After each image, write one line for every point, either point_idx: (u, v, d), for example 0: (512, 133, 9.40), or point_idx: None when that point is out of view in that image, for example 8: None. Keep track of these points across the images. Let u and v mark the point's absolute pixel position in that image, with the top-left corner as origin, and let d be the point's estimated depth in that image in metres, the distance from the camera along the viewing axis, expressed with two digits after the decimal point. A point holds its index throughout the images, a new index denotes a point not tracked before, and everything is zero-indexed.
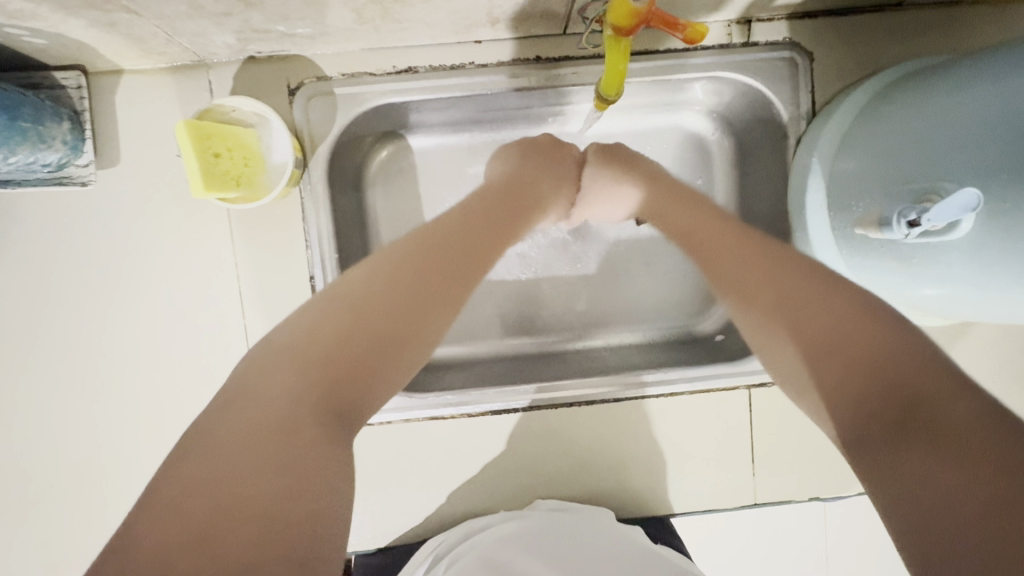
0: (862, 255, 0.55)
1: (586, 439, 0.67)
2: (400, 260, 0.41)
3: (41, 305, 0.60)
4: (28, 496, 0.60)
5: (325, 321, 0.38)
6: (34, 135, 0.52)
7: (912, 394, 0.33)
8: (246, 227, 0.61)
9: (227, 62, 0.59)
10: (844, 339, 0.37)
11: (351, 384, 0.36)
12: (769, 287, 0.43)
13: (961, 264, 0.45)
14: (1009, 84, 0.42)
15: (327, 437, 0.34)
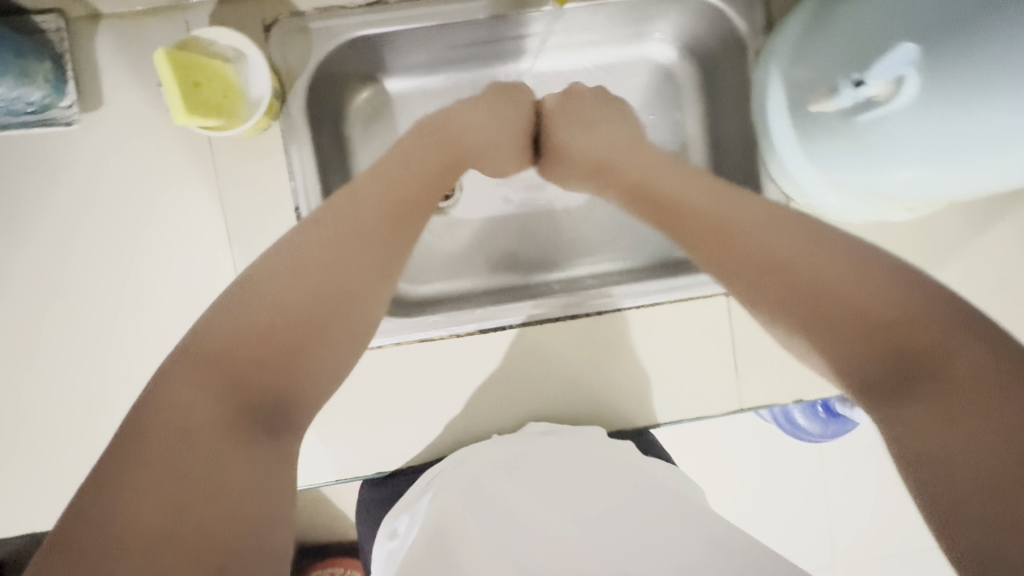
0: (837, 153, 0.58)
1: (572, 357, 0.68)
2: (318, 253, 0.44)
3: (29, 248, 0.61)
4: (23, 438, 0.61)
5: (242, 326, 0.40)
6: (16, 69, 0.53)
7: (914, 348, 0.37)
8: (229, 162, 0.63)
9: (202, 2, 0.61)
10: (857, 307, 0.40)
11: (274, 390, 0.40)
12: (748, 245, 0.46)
13: (930, 138, 0.48)
14: None
15: (252, 436, 0.38)
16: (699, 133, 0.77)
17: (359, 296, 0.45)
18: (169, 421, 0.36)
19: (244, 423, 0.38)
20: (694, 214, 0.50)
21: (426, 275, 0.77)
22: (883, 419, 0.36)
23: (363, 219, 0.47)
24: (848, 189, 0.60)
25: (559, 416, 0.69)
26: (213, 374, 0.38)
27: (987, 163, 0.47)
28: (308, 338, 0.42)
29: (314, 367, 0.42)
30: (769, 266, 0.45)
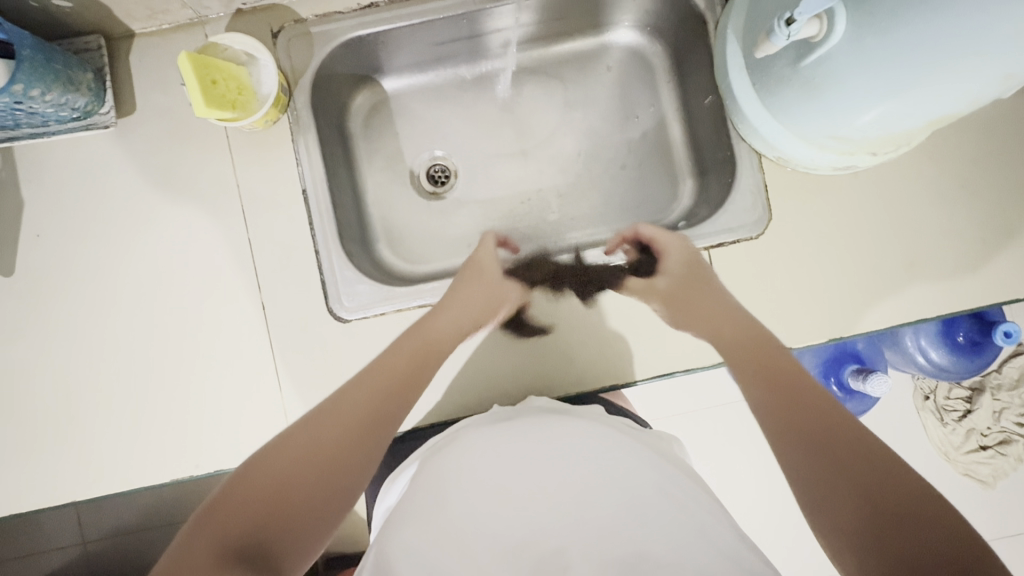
0: (795, 101, 0.61)
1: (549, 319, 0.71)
2: (342, 406, 0.52)
3: (80, 240, 0.70)
4: (71, 410, 0.69)
5: (269, 468, 0.47)
6: (64, 77, 0.62)
7: (942, 546, 0.38)
8: (245, 154, 0.70)
9: (219, 16, 0.70)
10: (879, 472, 0.43)
11: (277, 525, 0.43)
12: (798, 392, 0.51)
13: (874, 65, 0.52)
14: None
15: (242, 561, 0.41)
16: (675, 110, 0.83)
17: (365, 440, 0.50)
18: (195, 546, 0.41)
19: (235, 550, 0.41)
20: (761, 363, 0.56)
21: (427, 255, 0.82)
22: None
23: (381, 371, 0.57)
24: (816, 134, 0.63)
25: (543, 377, 0.72)
26: (228, 512, 0.43)
27: (941, 78, 0.49)
28: (319, 473, 0.47)
29: (314, 505, 0.45)
30: (809, 411, 0.49)
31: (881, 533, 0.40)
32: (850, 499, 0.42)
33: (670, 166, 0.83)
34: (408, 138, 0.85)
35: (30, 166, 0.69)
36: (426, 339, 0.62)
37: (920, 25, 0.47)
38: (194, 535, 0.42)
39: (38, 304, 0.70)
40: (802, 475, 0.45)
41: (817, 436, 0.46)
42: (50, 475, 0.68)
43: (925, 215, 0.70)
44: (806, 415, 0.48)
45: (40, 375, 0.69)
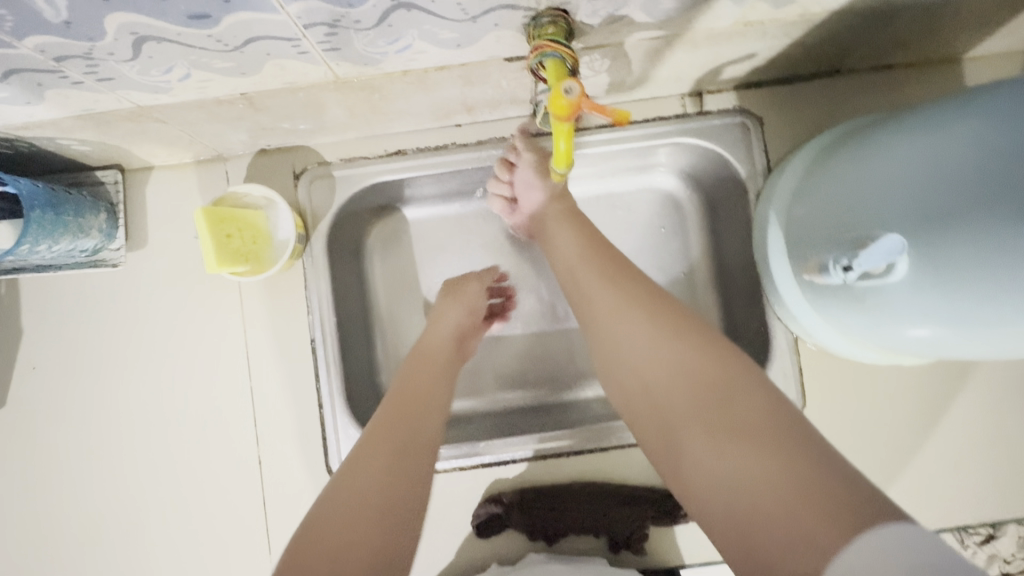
0: (838, 306, 0.57)
1: (542, 523, 0.64)
2: (400, 397, 0.50)
3: (76, 373, 0.67)
4: (50, 556, 0.66)
5: (347, 488, 0.44)
6: (75, 226, 0.60)
7: (731, 418, 0.40)
8: (256, 294, 0.68)
9: (239, 155, 0.67)
10: (676, 388, 0.44)
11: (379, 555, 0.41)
12: (597, 298, 0.51)
13: (934, 309, 0.47)
14: (925, 138, 0.48)
15: None
16: None
17: (426, 423, 0.49)
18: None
19: None
20: (565, 249, 0.57)
21: None
22: (713, 487, 0.39)
23: (421, 359, 0.56)
24: (860, 336, 0.59)
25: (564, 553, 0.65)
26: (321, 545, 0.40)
27: (1001, 338, 0.46)
28: (398, 476, 0.45)
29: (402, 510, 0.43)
30: (614, 329, 0.49)
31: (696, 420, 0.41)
32: (671, 408, 0.43)
33: None
34: None
35: (35, 295, 0.67)
36: (428, 355, 0.57)
37: (985, 294, 0.43)
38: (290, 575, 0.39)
39: (26, 436, 0.67)
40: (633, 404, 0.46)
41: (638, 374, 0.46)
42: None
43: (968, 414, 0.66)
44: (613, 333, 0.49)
45: (22, 514, 0.66)
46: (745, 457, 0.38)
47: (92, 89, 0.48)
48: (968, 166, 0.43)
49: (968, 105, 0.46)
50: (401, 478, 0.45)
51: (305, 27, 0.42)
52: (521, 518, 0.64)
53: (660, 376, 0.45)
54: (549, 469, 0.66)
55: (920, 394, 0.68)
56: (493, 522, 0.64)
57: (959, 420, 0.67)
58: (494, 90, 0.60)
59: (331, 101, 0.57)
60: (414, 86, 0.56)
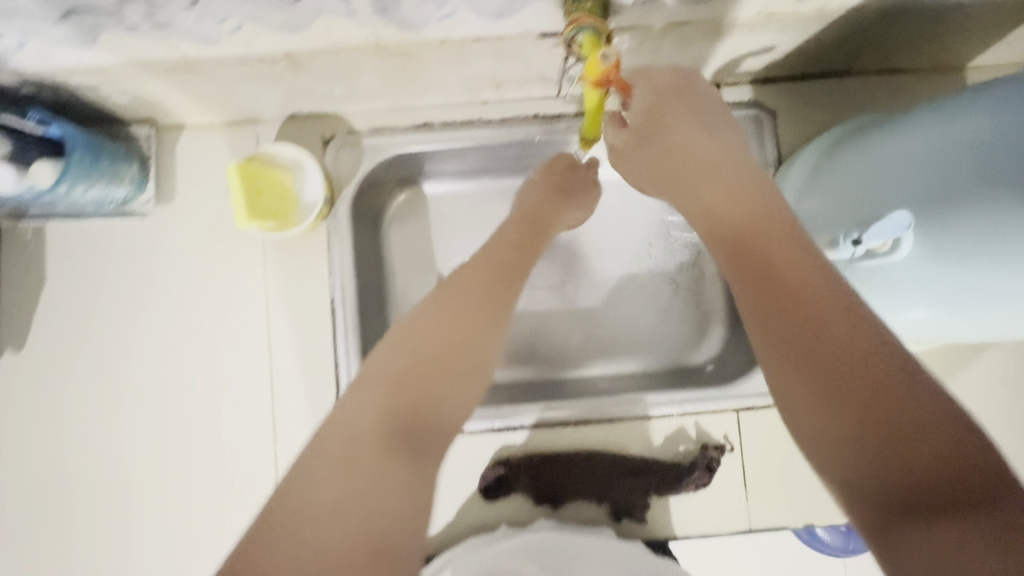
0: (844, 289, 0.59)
1: (547, 489, 0.66)
2: (493, 276, 0.51)
3: (98, 322, 0.68)
4: (59, 503, 0.66)
5: (418, 351, 0.45)
6: (109, 173, 0.61)
7: (884, 418, 0.33)
8: (279, 254, 0.70)
9: (271, 118, 0.69)
10: (861, 356, 0.35)
11: (424, 430, 0.42)
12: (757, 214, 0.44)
13: (935, 288, 0.49)
14: (939, 123, 0.49)
15: (397, 463, 0.39)
16: None
17: (505, 307, 0.50)
18: (342, 439, 0.39)
19: (394, 451, 0.40)
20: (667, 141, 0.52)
21: None
22: (819, 453, 0.35)
23: (503, 228, 0.57)
24: None
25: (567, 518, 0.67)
26: (383, 395, 0.42)
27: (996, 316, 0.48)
28: (459, 360, 0.46)
29: (459, 392, 0.45)
30: (756, 275, 0.41)
31: (845, 385, 0.35)
32: (797, 376, 0.37)
33: (702, 303, 0.82)
34: None
35: (62, 243, 0.68)
36: (529, 219, 0.58)
37: (985, 274, 0.45)
38: (339, 430, 0.40)
39: (42, 382, 0.67)
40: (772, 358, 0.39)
41: (808, 343, 0.37)
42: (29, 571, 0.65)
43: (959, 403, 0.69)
44: (784, 280, 0.40)
45: (32, 461, 0.66)
46: (846, 436, 0.34)
47: (144, 35, 0.50)
48: (975, 151, 0.45)
49: (972, 98, 0.48)
50: (443, 375, 0.44)
51: None
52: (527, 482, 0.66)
53: (794, 335, 0.38)
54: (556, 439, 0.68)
55: None
56: (500, 488, 0.66)
57: None
58: (524, 66, 0.62)
59: (368, 66, 0.59)
60: (450, 56, 0.58)
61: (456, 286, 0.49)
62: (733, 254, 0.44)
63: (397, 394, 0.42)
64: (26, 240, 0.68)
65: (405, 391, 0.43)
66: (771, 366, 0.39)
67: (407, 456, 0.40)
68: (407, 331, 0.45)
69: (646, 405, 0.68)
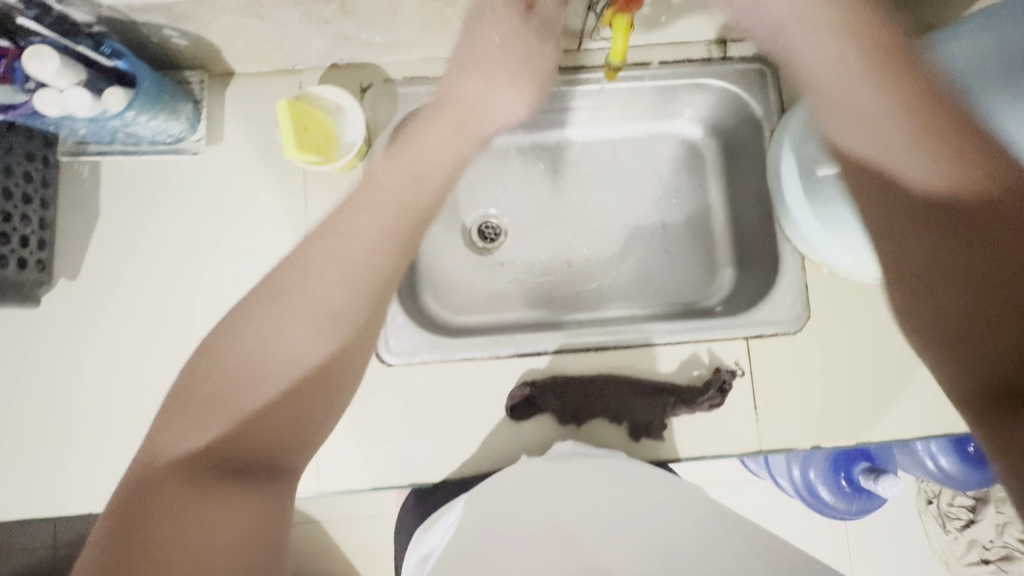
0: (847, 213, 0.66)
1: (571, 410, 0.70)
2: (343, 286, 0.51)
3: (148, 252, 0.73)
4: (105, 421, 0.69)
5: (250, 375, 0.49)
6: (170, 107, 0.66)
7: (990, 300, 0.39)
8: (318, 192, 0.74)
9: (314, 67, 0.75)
10: (1003, 265, 0.39)
11: (264, 437, 0.48)
12: (915, 137, 0.44)
13: None
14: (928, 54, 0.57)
15: (222, 483, 0.44)
16: (721, 201, 0.87)
17: (350, 330, 0.52)
18: (167, 454, 0.46)
19: (217, 475, 0.45)
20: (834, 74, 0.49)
21: (469, 309, 0.86)
22: (939, 347, 0.42)
23: (356, 227, 0.53)
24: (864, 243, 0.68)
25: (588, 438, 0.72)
26: (200, 431, 0.47)
27: None
28: (296, 373, 0.50)
29: (316, 413, 0.51)
30: (919, 200, 0.44)
31: (974, 280, 0.40)
32: (938, 295, 0.42)
33: (710, 251, 0.87)
34: (466, 193, 0.89)
35: (116, 179, 0.73)
36: (388, 222, 0.54)
37: None
38: (162, 460, 0.45)
39: (92, 308, 0.71)
40: (903, 277, 0.44)
41: (965, 258, 0.41)
42: (74, 485, 0.68)
43: None
44: (929, 191, 0.43)
45: (80, 382, 0.70)
46: (959, 345, 0.41)
47: None
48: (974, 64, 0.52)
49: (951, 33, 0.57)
50: (288, 388, 0.49)
51: None
52: (553, 402, 0.70)
53: (926, 248, 0.43)
54: (578, 364, 0.72)
55: None
56: (525, 408, 0.71)
57: None
58: None
59: (411, 10, 0.66)
60: None
61: (298, 282, 0.51)
62: (858, 182, 0.48)
63: (208, 426, 0.47)
64: (82, 176, 0.73)
65: (255, 413, 0.48)
66: (897, 250, 0.44)
67: (240, 476, 0.46)
68: (223, 337, 0.51)
69: (661, 332, 0.73)
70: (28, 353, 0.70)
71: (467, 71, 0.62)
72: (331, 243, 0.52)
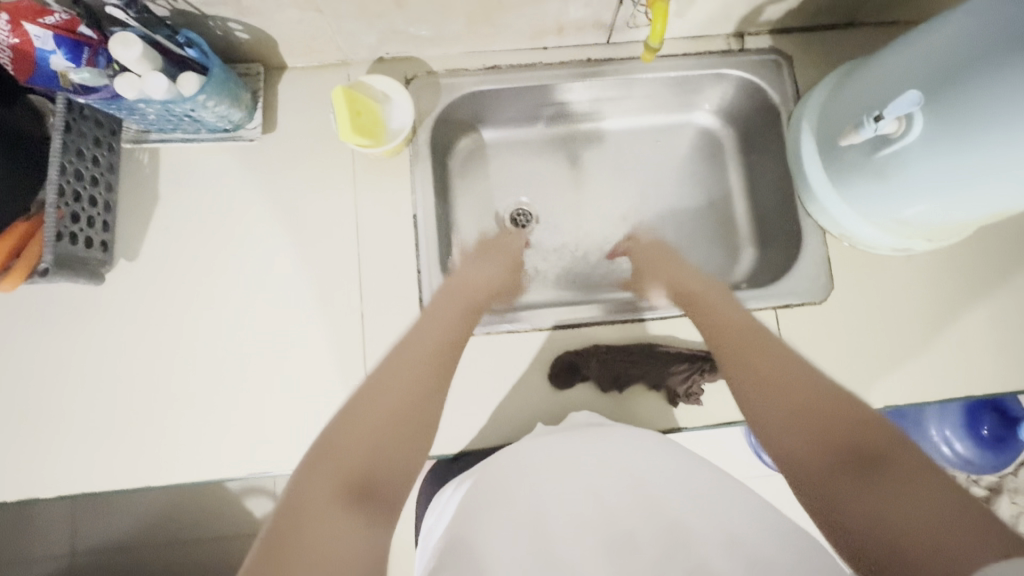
0: (865, 185, 0.70)
1: (612, 378, 0.74)
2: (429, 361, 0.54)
3: (204, 234, 0.77)
4: (163, 394, 0.72)
5: (359, 432, 0.47)
6: (232, 94, 0.71)
7: (871, 453, 0.44)
8: (366, 177, 0.79)
9: (361, 60, 0.80)
10: (856, 412, 0.47)
11: (388, 467, 0.46)
12: (727, 329, 0.61)
13: (937, 163, 0.59)
14: (935, 31, 0.60)
15: (357, 510, 0.42)
16: (740, 185, 0.92)
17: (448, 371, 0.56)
18: (317, 524, 0.41)
19: (349, 499, 0.43)
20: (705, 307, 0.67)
21: None
22: (849, 491, 0.43)
23: (445, 301, 0.67)
24: (885, 214, 0.71)
25: (627, 405, 0.75)
26: (323, 471, 0.44)
27: (992, 184, 0.58)
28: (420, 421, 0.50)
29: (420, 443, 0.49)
30: (765, 393, 0.52)
31: (842, 439, 0.46)
32: (813, 468, 0.46)
33: (732, 234, 0.91)
34: (499, 182, 0.93)
35: (175, 166, 0.77)
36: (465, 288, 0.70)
37: (981, 142, 0.55)
38: (302, 499, 0.42)
39: (151, 287, 0.75)
40: (792, 459, 0.48)
41: (835, 441, 0.46)
42: (135, 454, 0.71)
43: (971, 303, 0.78)
44: (770, 368, 0.53)
45: (141, 356, 0.73)
46: (902, 499, 0.41)
47: None
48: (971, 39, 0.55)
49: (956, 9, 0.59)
50: (400, 433, 0.48)
51: None
52: (597, 370, 0.73)
53: (813, 454, 0.46)
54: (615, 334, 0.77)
55: (933, 289, 0.79)
56: (568, 377, 0.74)
57: (964, 307, 0.78)
58: (582, 9, 0.74)
59: (457, 4, 0.71)
60: None
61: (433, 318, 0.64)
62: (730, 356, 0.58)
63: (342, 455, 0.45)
64: (143, 163, 0.77)
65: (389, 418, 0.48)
66: (762, 427, 0.51)
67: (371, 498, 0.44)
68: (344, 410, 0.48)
69: None
70: (92, 329, 0.73)
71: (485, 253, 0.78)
72: (383, 376, 0.52)
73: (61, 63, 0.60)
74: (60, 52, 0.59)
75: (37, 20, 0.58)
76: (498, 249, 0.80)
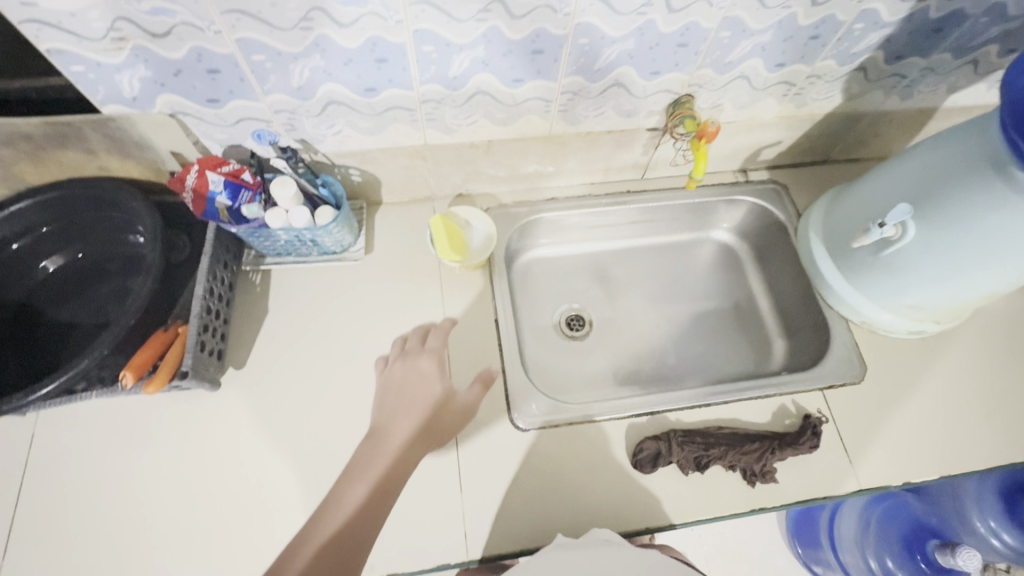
0: (878, 277, 0.84)
1: (695, 460, 0.79)
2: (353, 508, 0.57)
3: (305, 342, 0.85)
4: (255, 499, 0.73)
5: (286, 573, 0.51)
6: (349, 223, 0.85)
7: None
8: (447, 288, 0.90)
9: (444, 195, 0.97)
10: None
11: None
12: None
13: (938, 252, 0.75)
14: (902, 162, 0.80)
15: None
16: (761, 287, 1.07)
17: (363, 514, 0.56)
18: None
19: None
20: None
21: (569, 388, 0.96)
22: None
23: None
24: (902, 302, 0.84)
25: (708, 488, 0.79)
26: None
27: (988, 261, 0.72)
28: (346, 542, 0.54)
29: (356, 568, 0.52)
30: None
31: None
32: None
33: (761, 329, 1.03)
34: (553, 291, 1.05)
35: (283, 285, 0.88)
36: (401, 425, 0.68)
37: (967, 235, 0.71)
38: None
39: (255, 393, 0.80)
40: None
41: None
42: (234, 567, 0.70)
43: (993, 376, 0.88)
44: None
45: (244, 462, 0.76)
46: None
47: (416, 127, 0.79)
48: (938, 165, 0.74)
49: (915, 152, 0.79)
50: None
51: (561, 93, 0.77)
52: (677, 454, 0.79)
53: None
54: (685, 421, 0.84)
55: (957, 365, 0.89)
56: (652, 463, 0.79)
57: (989, 381, 0.88)
58: (626, 154, 0.95)
59: (531, 154, 0.90)
60: (584, 146, 0.90)
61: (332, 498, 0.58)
62: None
63: None
64: (254, 283, 0.88)
65: None
66: None
67: None
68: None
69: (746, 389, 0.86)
70: (199, 436, 0.77)
71: (386, 394, 0.72)
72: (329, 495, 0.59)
73: (223, 202, 0.73)
74: (224, 192, 0.73)
75: (216, 169, 0.73)
76: (411, 381, 0.73)
